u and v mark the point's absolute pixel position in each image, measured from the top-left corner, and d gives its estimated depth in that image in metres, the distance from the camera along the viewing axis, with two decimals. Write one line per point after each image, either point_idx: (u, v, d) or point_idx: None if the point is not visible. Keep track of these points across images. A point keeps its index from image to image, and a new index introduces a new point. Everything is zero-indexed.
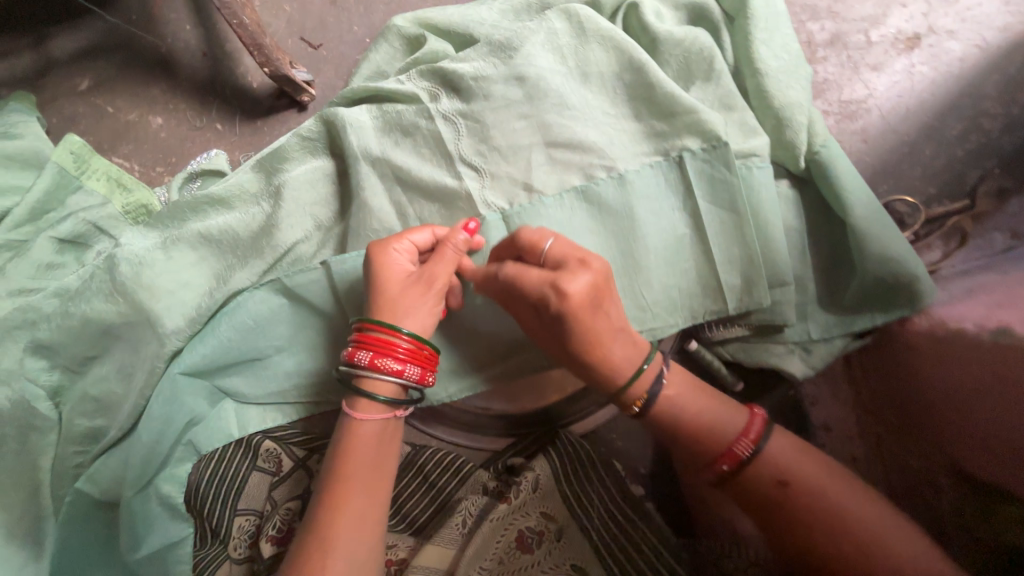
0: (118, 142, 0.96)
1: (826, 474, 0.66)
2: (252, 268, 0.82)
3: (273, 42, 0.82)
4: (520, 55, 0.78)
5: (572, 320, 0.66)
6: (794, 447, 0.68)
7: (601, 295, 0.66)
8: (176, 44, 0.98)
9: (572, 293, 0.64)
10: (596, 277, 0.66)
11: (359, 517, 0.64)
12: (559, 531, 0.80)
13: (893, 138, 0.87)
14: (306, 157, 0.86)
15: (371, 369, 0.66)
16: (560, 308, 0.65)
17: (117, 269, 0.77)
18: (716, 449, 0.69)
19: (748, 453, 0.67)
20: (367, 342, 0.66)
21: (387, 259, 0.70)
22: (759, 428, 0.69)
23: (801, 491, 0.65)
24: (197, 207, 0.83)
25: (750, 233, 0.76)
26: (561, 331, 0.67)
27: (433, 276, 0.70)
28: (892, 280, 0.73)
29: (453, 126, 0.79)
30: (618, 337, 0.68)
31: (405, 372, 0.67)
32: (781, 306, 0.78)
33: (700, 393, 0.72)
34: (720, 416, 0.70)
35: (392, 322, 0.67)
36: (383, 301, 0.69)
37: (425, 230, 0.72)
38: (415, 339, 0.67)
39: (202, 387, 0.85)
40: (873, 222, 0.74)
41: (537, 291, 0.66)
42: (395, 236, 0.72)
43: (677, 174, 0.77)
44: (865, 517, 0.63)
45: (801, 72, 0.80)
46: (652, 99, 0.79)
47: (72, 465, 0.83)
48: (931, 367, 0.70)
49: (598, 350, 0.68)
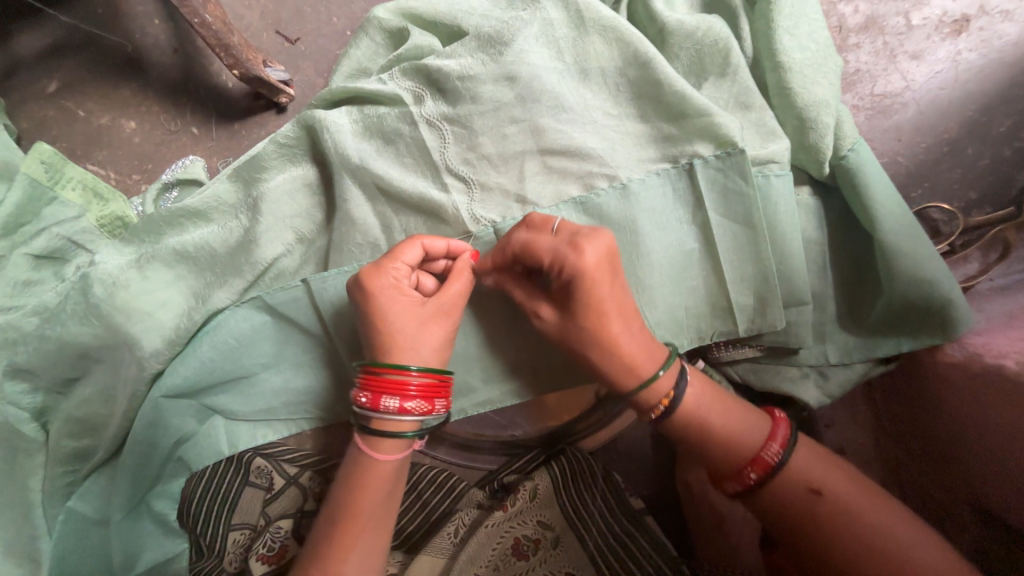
0: (92, 148, 0.91)
1: (859, 487, 0.59)
2: (232, 286, 0.78)
3: (242, 42, 0.78)
4: (512, 51, 0.71)
5: (589, 289, 0.61)
6: (821, 457, 0.61)
7: (618, 264, 0.63)
8: (145, 40, 0.92)
9: (591, 256, 0.60)
10: (612, 245, 0.62)
11: (371, 528, 0.62)
12: (556, 539, 0.77)
13: (931, 136, 0.78)
14: (285, 165, 0.79)
15: (402, 415, 0.61)
16: (578, 271, 0.60)
17: (91, 291, 0.74)
18: (742, 457, 0.61)
19: (776, 460, 0.60)
20: (387, 388, 0.60)
21: (388, 293, 0.62)
22: (787, 433, 0.61)
23: (834, 508, 0.57)
24: (173, 220, 0.79)
25: (765, 250, 0.69)
26: (575, 304, 0.62)
27: (448, 302, 0.64)
28: (925, 304, 0.66)
29: (439, 131, 0.72)
30: (634, 321, 0.64)
31: (435, 408, 0.62)
32: (795, 327, 0.72)
33: (720, 394, 0.66)
34: (744, 421, 0.63)
35: (401, 362, 0.62)
36: (398, 342, 0.62)
37: (416, 244, 0.64)
38: (432, 374, 0.62)
39: (189, 407, 0.81)
40: (907, 239, 0.66)
41: (553, 253, 0.61)
42: (386, 261, 0.63)
43: (686, 183, 0.70)
44: (910, 537, 0.55)
45: (831, 64, 0.71)
46: (660, 99, 0.71)
47: (62, 486, 0.82)
48: (963, 402, 0.64)
49: (614, 330, 0.62)
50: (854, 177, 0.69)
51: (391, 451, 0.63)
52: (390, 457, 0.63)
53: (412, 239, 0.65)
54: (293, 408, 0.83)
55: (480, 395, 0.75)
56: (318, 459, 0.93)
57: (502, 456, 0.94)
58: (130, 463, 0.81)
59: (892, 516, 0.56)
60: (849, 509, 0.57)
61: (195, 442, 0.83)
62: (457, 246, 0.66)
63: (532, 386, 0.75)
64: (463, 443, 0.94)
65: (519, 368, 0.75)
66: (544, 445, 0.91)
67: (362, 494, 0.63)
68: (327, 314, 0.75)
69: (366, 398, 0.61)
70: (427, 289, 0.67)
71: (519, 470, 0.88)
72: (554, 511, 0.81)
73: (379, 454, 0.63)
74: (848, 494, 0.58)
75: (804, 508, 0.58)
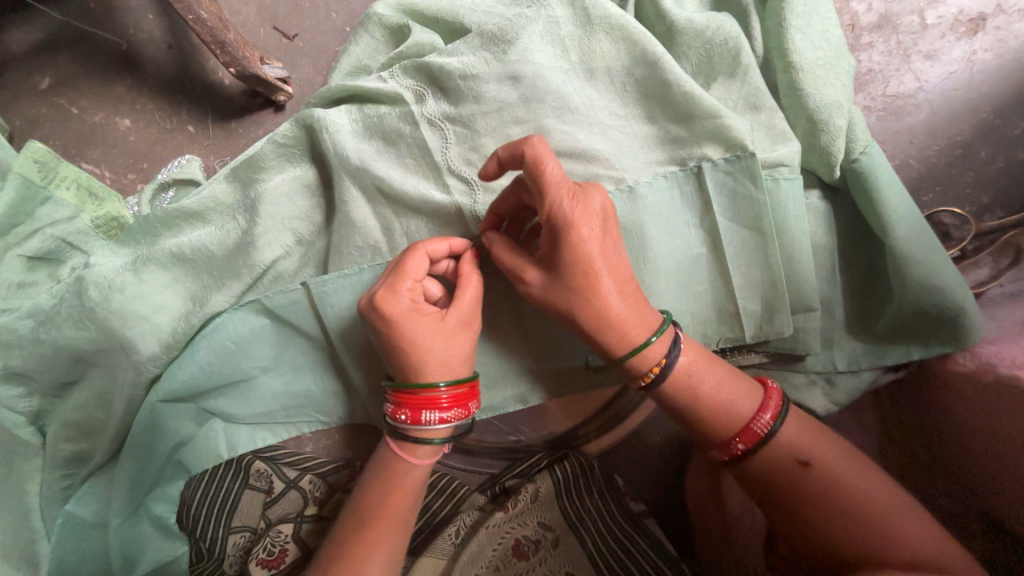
0: (86, 147, 0.89)
1: (847, 459, 0.60)
2: (230, 289, 0.76)
3: (238, 38, 0.75)
4: (516, 49, 0.69)
5: (581, 244, 0.58)
6: (812, 429, 0.62)
7: (609, 223, 0.61)
8: (139, 36, 0.90)
9: (586, 212, 0.59)
10: (603, 202, 0.61)
11: (397, 525, 0.64)
12: (556, 539, 0.77)
13: (944, 139, 0.77)
14: (284, 166, 0.78)
15: (445, 424, 0.61)
16: (571, 227, 0.58)
17: (86, 295, 0.72)
18: (731, 426, 0.62)
19: (766, 431, 0.61)
20: (425, 403, 0.60)
21: (408, 315, 0.59)
22: (778, 404, 0.62)
23: (821, 476, 0.59)
24: (169, 221, 0.77)
25: (774, 255, 0.68)
26: (564, 261, 0.59)
27: (468, 314, 0.62)
28: (935, 311, 0.65)
29: (440, 131, 0.70)
30: (625, 281, 0.61)
31: (472, 409, 0.63)
32: (803, 334, 0.71)
33: (714, 363, 0.65)
34: (735, 390, 0.63)
35: (429, 380, 0.60)
36: (426, 362, 0.60)
37: (421, 254, 0.60)
38: (463, 384, 0.61)
39: (187, 411, 0.81)
40: (919, 245, 0.65)
41: (547, 204, 0.58)
42: (397, 282, 0.59)
43: (694, 187, 0.68)
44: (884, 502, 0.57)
45: (844, 64, 0.69)
46: (668, 100, 0.69)
47: (58, 492, 0.81)
48: (970, 409, 0.64)
49: (604, 290, 0.60)
50: (866, 181, 0.67)
51: (426, 456, 0.66)
52: (424, 463, 0.66)
53: (413, 250, 0.61)
54: (293, 412, 0.84)
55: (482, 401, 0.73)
56: (318, 463, 0.92)
57: (505, 460, 0.92)
58: (128, 467, 0.80)
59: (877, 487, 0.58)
60: (835, 479, 0.59)
61: (193, 446, 0.84)
62: (459, 245, 0.64)
63: (535, 391, 0.74)
64: (466, 447, 0.93)
65: (522, 374, 0.74)
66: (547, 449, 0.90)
67: (391, 491, 0.64)
68: (328, 319, 0.73)
69: (405, 416, 0.61)
70: (434, 295, 0.64)
71: (519, 475, 0.86)
72: (554, 513, 0.80)
73: (415, 459, 0.65)
74: (837, 466, 0.59)
75: (792, 479, 0.60)
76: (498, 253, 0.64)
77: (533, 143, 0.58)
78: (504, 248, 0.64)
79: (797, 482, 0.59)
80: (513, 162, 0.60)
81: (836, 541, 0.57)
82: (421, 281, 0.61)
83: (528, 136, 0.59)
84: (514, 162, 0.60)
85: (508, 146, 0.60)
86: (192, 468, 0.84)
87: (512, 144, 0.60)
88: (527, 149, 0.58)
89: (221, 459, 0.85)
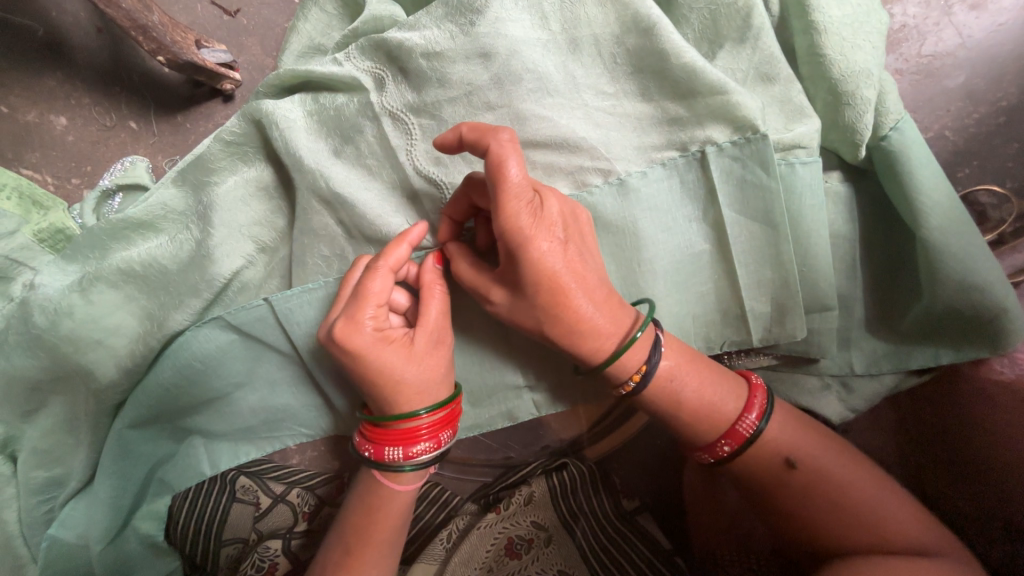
0: (22, 150, 0.86)
1: (833, 448, 0.56)
2: (189, 308, 0.67)
3: (163, 23, 0.75)
4: (486, 19, 0.58)
5: (542, 259, 0.51)
6: (797, 419, 0.58)
7: (573, 233, 0.54)
8: (62, 19, 0.88)
9: (545, 224, 0.51)
10: (563, 209, 0.53)
11: (382, 551, 0.59)
12: (548, 538, 0.73)
13: (983, 106, 0.73)
14: (237, 166, 0.69)
15: (409, 461, 0.56)
16: (529, 241, 0.50)
17: (32, 320, 0.64)
18: (716, 430, 0.57)
19: (752, 433, 0.56)
20: (388, 438, 0.55)
21: (375, 346, 0.53)
22: (764, 402, 0.57)
23: (811, 474, 0.54)
24: (117, 232, 0.67)
25: (787, 252, 0.60)
26: (524, 278, 0.52)
27: (437, 328, 0.56)
28: (969, 311, 0.58)
29: (405, 127, 0.61)
30: (597, 291, 0.54)
31: (443, 442, 0.57)
32: (818, 336, 0.65)
33: (698, 362, 0.58)
34: (718, 389, 0.58)
35: (409, 409, 0.55)
36: (403, 391, 0.54)
37: (381, 273, 0.53)
38: (440, 409, 0.55)
39: (161, 432, 0.74)
40: (955, 236, 0.58)
41: (501, 213, 0.50)
42: (357, 311, 0.53)
43: (697, 175, 0.60)
44: (873, 495, 0.53)
45: (874, 22, 0.60)
46: (665, 73, 0.59)
47: (39, 517, 0.71)
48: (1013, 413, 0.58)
49: (574, 304, 0.53)
50: (892, 163, 0.59)
51: (413, 480, 0.59)
52: (410, 488, 0.59)
53: (374, 269, 0.53)
54: (272, 425, 0.74)
55: (466, 419, 0.68)
56: (306, 476, 0.89)
57: (497, 469, 0.89)
58: (104, 495, 0.72)
59: (866, 477, 0.54)
60: (824, 472, 0.54)
61: (174, 463, 0.76)
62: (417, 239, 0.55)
63: (523, 408, 0.67)
64: (457, 456, 0.89)
65: (506, 392, 0.67)
66: (542, 457, 0.86)
67: (374, 521, 0.58)
68: (296, 338, 0.66)
69: (369, 452, 0.57)
70: (402, 306, 0.58)
71: (512, 480, 0.82)
72: (551, 513, 0.76)
73: (399, 486, 0.59)
74: (826, 461, 0.55)
75: (780, 473, 0.55)
76: (456, 264, 0.57)
77: (499, 140, 0.50)
78: (463, 258, 0.56)
79: (784, 476, 0.55)
80: (475, 153, 0.52)
81: (825, 537, 0.52)
82: (385, 303, 0.54)
83: (496, 128, 0.50)
84: (475, 154, 0.52)
85: (471, 135, 0.51)
86: (178, 484, 0.77)
87: (478, 131, 0.51)
88: (490, 145, 0.50)
89: (205, 476, 0.77)
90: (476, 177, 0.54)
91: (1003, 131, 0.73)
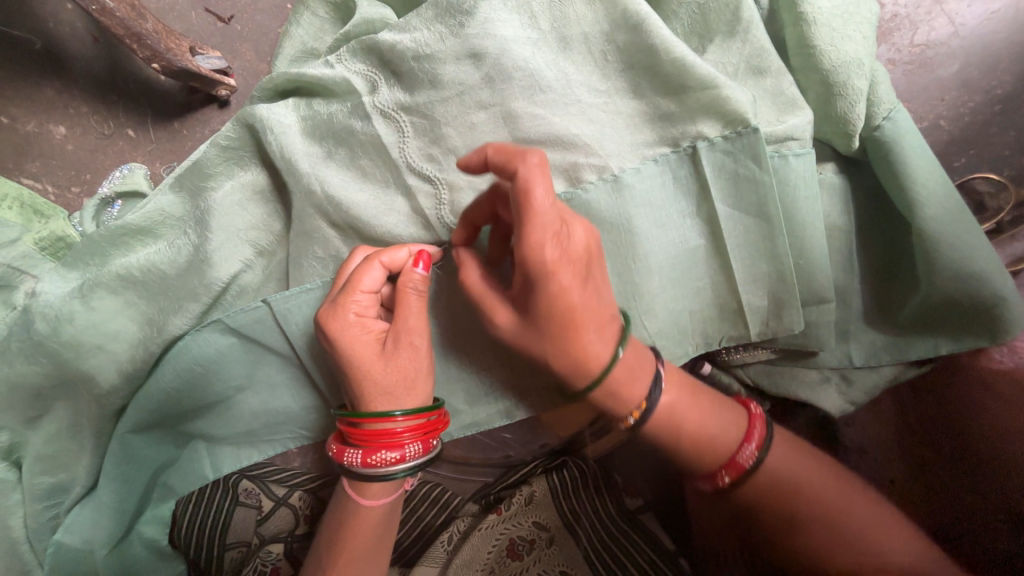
0: (23, 160, 0.88)
1: (830, 478, 0.58)
2: (188, 312, 0.68)
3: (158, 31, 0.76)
4: (475, 20, 0.59)
5: (558, 291, 0.51)
6: (793, 448, 0.60)
7: (590, 264, 0.53)
8: (59, 29, 0.89)
9: (566, 257, 0.50)
10: (587, 240, 0.52)
11: (366, 557, 0.59)
12: (551, 538, 0.73)
13: (975, 97, 0.74)
14: (233, 170, 0.70)
15: (367, 468, 0.55)
16: (547, 273, 0.50)
17: (33, 326, 0.64)
18: (717, 460, 0.59)
19: (753, 462, 0.57)
20: (354, 438, 0.55)
21: (351, 329, 0.55)
22: (763, 432, 0.59)
23: (808, 504, 0.56)
24: (115, 239, 0.68)
25: (782, 244, 0.60)
26: (536, 306, 0.53)
27: (411, 331, 0.56)
28: (967, 300, 0.58)
29: (397, 125, 0.61)
30: (605, 324, 0.54)
31: (408, 456, 0.55)
32: (815, 328, 0.65)
33: (698, 395, 0.61)
34: (718, 421, 0.60)
35: (381, 409, 0.55)
36: (369, 386, 0.55)
37: (374, 265, 0.56)
38: (414, 415, 0.55)
39: (163, 437, 0.74)
40: (952, 225, 0.57)
41: (526, 242, 0.49)
42: (344, 296, 0.55)
43: (690, 170, 0.59)
44: (871, 519, 0.54)
45: (864, 12, 0.60)
46: (656, 68, 0.59)
47: (44, 523, 0.71)
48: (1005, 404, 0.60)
49: (581, 336, 0.54)
50: (887, 154, 0.58)
51: (380, 495, 0.59)
52: (376, 502, 0.59)
53: (367, 260, 0.56)
54: (273, 429, 0.74)
55: (464, 418, 0.68)
56: (305, 478, 0.88)
57: (497, 468, 0.87)
58: (108, 500, 0.72)
59: (866, 506, 0.55)
60: (822, 500, 0.56)
61: (178, 467, 0.77)
62: (420, 248, 0.58)
63: (522, 407, 0.67)
64: (455, 455, 0.86)
65: (503, 392, 0.67)
66: (540, 457, 0.84)
67: (354, 524, 0.59)
68: (293, 339, 0.66)
69: (332, 450, 0.57)
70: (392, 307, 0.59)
71: (513, 480, 0.82)
72: (552, 513, 0.76)
73: (366, 500, 0.59)
74: (821, 489, 0.57)
75: (784, 497, 0.56)
76: (468, 277, 0.57)
77: (527, 164, 0.48)
78: (473, 269, 0.57)
79: (791, 507, 0.56)
80: (503, 176, 0.51)
81: (838, 567, 0.51)
82: (373, 295, 0.57)
83: (527, 152, 0.49)
84: (503, 176, 0.51)
85: (499, 158, 0.50)
86: (181, 490, 0.77)
87: (506, 153, 0.50)
88: (519, 171, 0.48)
89: (207, 480, 0.77)
90: (499, 186, 0.54)
91: (997, 120, 0.74)
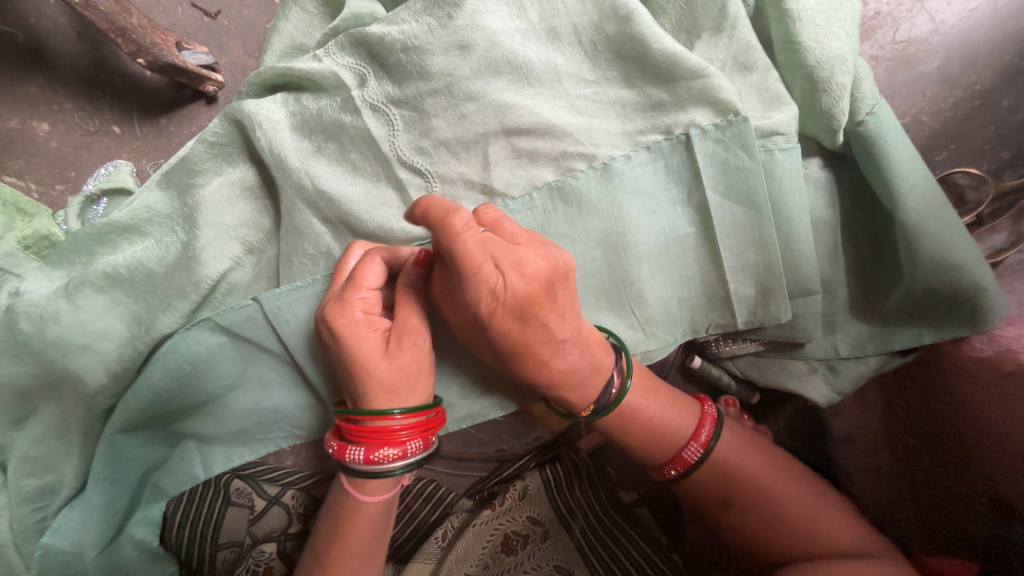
0: (5, 158, 0.86)
1: (778, 470, 0.61)
2: (178, 309, 0.67)
3: (144, 26, 0.75)
4: (463, 13, 0.59)
5: (501, 336, 0.51)
6: (744, 442, 0.63)
7: (542, 305, 0.51)
8: (41, 24, 0.87)
9: (504, 309, 0.49)
10: (539, 283, 0.50)
11: (365, 552, 0.59)
12: (545, 532, 0.73)
13: (954, 93, 0.77)
14: (221, 167, 0.69)
15: (370, 465, 0.55)
16: (486, 323, 0.50)
17: (17, 326, 0.63)
18: (665, 453, 0.62)
19: (697, 459, 0.60)
20: (353, 436, 0.55)
21: (357, 327, 0.54)
22: (711, 430, 0.62)
23: (747, 496, 0.59)
24: (102, 237, 0.67)
25: (770, 235, 0.61)
26: (487, 340, 0.53)
27: (412, 335, 0.56)
28: (949, 291, 0.60)
29: (386, 118, 0.61)
30: (563, 347, 0.55)
31: (409, 452, 0.55)
32: (802, 319, 0.66)
33: (655, 395, 0.63)
34: (670, 416, 0.62)
35: (381, 408, 0.55)
36: (373, 384, 0.55)
37: (376, 262, 0.56)
38: (412, 413, 0.55)
39: (153, 436, 0.73)
40: (936, 216, 0.59)
41: (461, 295, 0.49)
42: (349, 292, 0.55)
43: (682, 158, 0.60)
44: (813, 512, 0.58)
45: (848, 9, 0.61)
46: (645, 61, 0.59)
47: (31, 527, 0.70)
48: (967, 396, 0.63)
49: (533, 367, 0.55)
50: (872, 145, 0.59)
51: (380, 491, 0.59)
52: (378, 498, 0.59)
53: (369, 257, 0.56)
54: (266, 427, 0.73)
55: (458, 411, 0.68)
56: (299, 477, 0.89)
57: (492, 463, 0.89)
58: (97, 503, 0.71)
59: (806, 497, 0.59)
60: (759, 493, 0.59)
61: (169, 467, 0.76)
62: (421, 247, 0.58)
63: (516, 398, 0.68)
64: (450, 451, 0.90)
65: (496, 385, 0.67)
66: (531, 450, 0.87)
67: (351, 523, 0.59)
68: (285, 335, 0.66)
69: (333, 448, 0.57)
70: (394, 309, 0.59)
71: (506, 475, 0.83)
72: (546, 508, 0.76)
73: (367, 496, 0.58)
74: (762, 480, 0.59)
75: (724, 487, 0.60)
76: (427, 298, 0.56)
77: (451, 231, 0.45)
78: (433, 291, 0.56)
79: (733, 499, 0.59)
80: (433, 233, 0.47)
81: (791, 554, 0.56)
82: (376, 293, 0.56)
83: (454, 212, 0.45)
84: (434, 233, 0.47)
85: (424, 219, 0.47)
86: (172, 490, 0.77)
87: (435, 212, 0.46)
88: (441, 237, 0.45)
89: (199, 479, 0.76)
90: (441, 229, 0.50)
91: (977, 115, 0.76)
